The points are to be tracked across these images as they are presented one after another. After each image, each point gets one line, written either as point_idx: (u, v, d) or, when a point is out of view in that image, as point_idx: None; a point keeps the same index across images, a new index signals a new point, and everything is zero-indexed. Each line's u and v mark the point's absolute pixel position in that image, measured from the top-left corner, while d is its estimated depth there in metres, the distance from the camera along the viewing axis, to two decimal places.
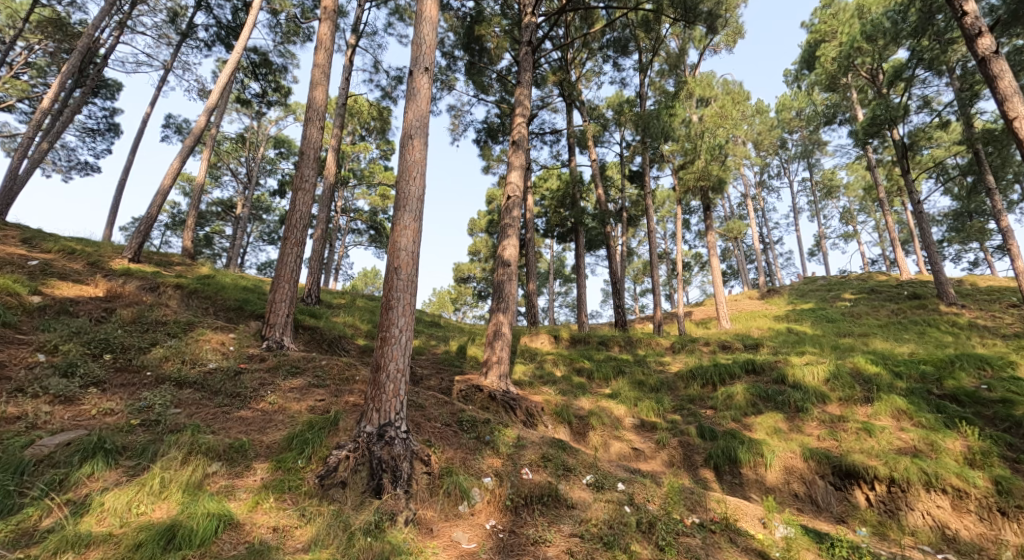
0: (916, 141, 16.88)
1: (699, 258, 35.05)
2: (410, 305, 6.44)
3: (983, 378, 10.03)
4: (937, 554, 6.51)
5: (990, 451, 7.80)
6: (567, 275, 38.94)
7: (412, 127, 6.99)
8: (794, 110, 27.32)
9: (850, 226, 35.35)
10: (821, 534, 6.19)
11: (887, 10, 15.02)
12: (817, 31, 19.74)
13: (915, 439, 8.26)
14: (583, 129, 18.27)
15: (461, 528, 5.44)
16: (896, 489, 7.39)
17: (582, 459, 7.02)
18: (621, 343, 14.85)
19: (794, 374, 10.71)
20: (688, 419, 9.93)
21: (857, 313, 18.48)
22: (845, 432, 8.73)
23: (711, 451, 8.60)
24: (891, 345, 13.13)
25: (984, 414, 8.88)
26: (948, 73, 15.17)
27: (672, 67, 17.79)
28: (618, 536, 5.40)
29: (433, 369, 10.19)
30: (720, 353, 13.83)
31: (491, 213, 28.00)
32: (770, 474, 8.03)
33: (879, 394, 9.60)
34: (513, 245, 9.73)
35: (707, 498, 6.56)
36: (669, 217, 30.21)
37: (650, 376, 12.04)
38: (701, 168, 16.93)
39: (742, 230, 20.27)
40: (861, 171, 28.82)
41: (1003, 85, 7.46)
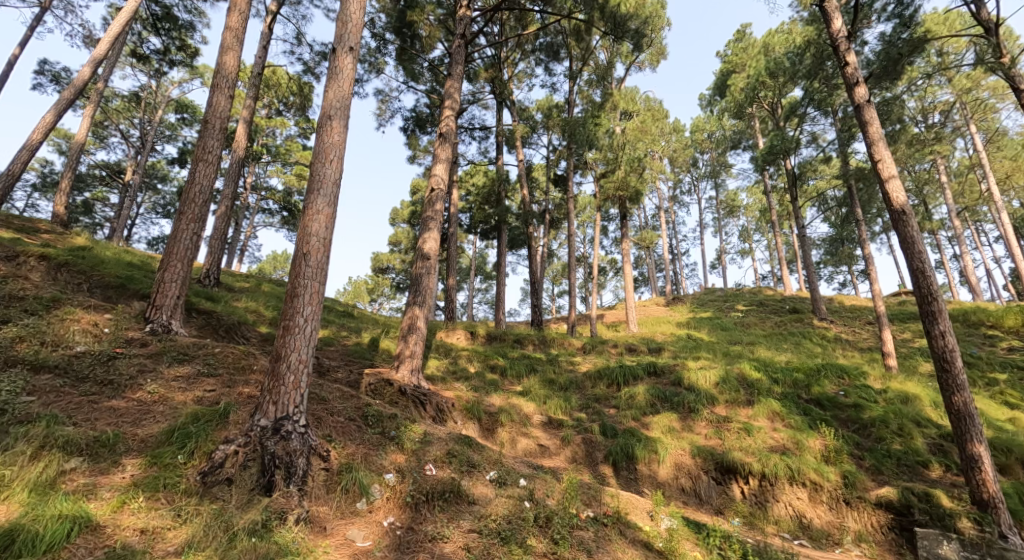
0: (804, 172, 18.71)
1: (614, 264, 36.54)
2: (318, 294, 6.18)
3: (842, 385, 11.38)
4: (795, 541, 7.31)
5: (843, 450, 8.85)
6: (488, 272, 39.10)
7: (331, 108, 6.72)
8: (706, 132, 29.29)
9: (747, 243, 38.53)
10: (700, 526, 6.70)
11: (788, 51, 16.56)
12: (730, 62, 21.33)
13: (785, 438, 9.22)
14: (512, 128, 18.46)
15: (357, 525, 5.30)
16: (765, 483, 8.18)
17: (487, 456, 7.10)
18: (535, 343, 15.16)
19: (689, 377, 11.53)
20: (592, 417, 10.38)
21: (747, 323, 20.21)
22: (728, 431, 9.55)
23: (611, 448, 9.05)
24: (772, 353, 14.53)
25: (841, 417, 10.07)
26: (833, 114, 16.97)
27: (600, 78, 18.41)
28: (515, 531, 5.54)
29: (341, 361, 9.84)
30: (625, 355, 14.58)
31: (414, 205, 27.47)
32: (662, 470, 8.62)
33: (758, 398, 10.59)
34: (434, 238, 9.61)
35: (602, 493, 6.92)
36: (588, 222, 31.22)
37: (560, 375, 12.41)
38: (620, 178, 17.72)
39: (653, 240, 21.37)
40: (759, 194, 31.54)
41: (871, 130, 8.48)
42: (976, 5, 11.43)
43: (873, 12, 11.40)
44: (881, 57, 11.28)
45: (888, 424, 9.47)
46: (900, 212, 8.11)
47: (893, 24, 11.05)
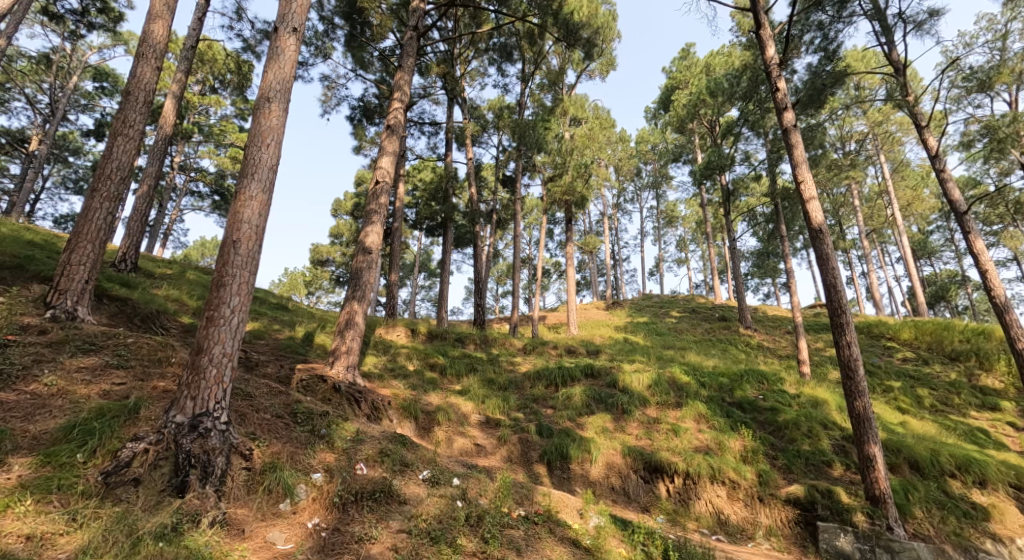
0: (736, 188, 19.75)
1: (558, 267, 37.10)
2: (247, 284, 5.89)
3: (762, 390, 12.09)
4: (713, 536, 7.71)
5: (760, 451, 9.41)
6: (432, 270, 38.67)
7: (270, 90, 6.43)
8: (650, 143, 30.34)
9: (684, 253, 40.23)
10: (626, 523, 6.91)
11: (727, 72, 17.42)
12: (674, 78, 22.16)
13: (709, 439, 9.70)
14: (462, 126, 18.35)
15: (279, 527, 5.08)
16: (689, 481, 8.57)
17: (422, 455, 6.98)
18: (477, 342, 15.12)
19: (624, 380, 11.88)
20: (529, 417, 10.48)
21: (680, 328, 21.11)
22: (657, 432, 9.94)
23: (546, 448, 9.20)
24: (701, 358, 15.25)
25: (759, 419, 10.72)
26: (764, 136, 18.01)
27: (552, 83, 18.64)
28: (445, 530, 5.49)
29: (271, 355, 9.42)
30: (565, 356, 14.85)
31: (358, 197, 26.73)
32: (594, 469, 8.85)
33: (686, 400, 11.07)
34: (377, 232, 9.38)
35: (534, 492, 6.99)
36: (534, 224, 31.51)
37: (500, 375, 12.44)
38: (567, 183, 18.00)
39: (596, 245, 21.87)
40: (696, 207, 33.00)
41: (796, 153, 9.07)
42: (890, 46, 12.51)
43: (801, 44, 12.22)
44: (807, 86, 12.12)
45: (800, 427, 10.17)
46: (817, 231, 8.72)
47: (819, 56, 11.92)
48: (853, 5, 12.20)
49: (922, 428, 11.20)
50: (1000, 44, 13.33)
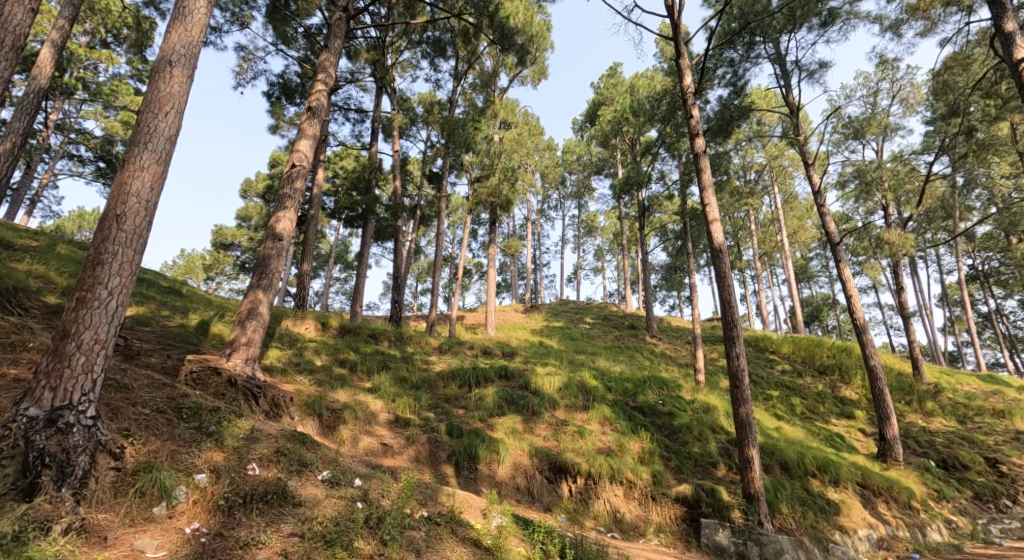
0: (651, 205, 20.80)
1: (479, 268, 37.12)
2: (130, 263, 5.31)
3: (662, 395, 12.79)
4: (608, 534, 8.01)
5: (656, 452, 9.94)
6: (349, 262, 37.24)
7: (173, 52, 5.85)
8: (576, 154, 31.18)
9: (600, 262, 41.77)
10: (527, 523, 6.98)
11: (649, 95, 18.33)
12: (601, 94, 22.94)
13: (611, 441, 10.08)
14: (390, 116, 17.84)
15: (149, 533, 4.61)
16: (590, 481, 8.86)
17: (322, 454, 6.63)
18: (391, 339, 14.69)
19: (535, 382, 12.06)
20: (440, 417, 10.32)
21: (591, 334, 21.87)
22: (564, 433, 10.17)
23: (454, 448, 9.12)
24: (609, 364, 15.87)
25: (658, 423, 11.32)
26: (678, 158, 19.13)
27: (484, 84, 18.60)
28: (342, 533, 5.21)
29: (157, 344, 8.57)
30: (480, 357, 14.84)
31: (271, 179, 25.17)
32: (501, 470, 8.89)
33: (593, 403, 11.45)
34: (290, 218, 8.81)
35: (438, 493, 6.86)
36: (458, 223, 31.35)
37: (413, 373, 12.19)
38: (494, 185, 18.03)
39: (518, 249, 22.09)
40: (615, 219, 34.39)
41: (704, 177, 9.68)
42: (788, 89, 13.79)
43: (715, 76, 13.13)
44: (717, 116, 13.05)
45: (692, 430, 10.86)
46: (718, 250, 9.37)
47: (729, 90, 12.87)
48: (760, 47, 13.34)
49: (793, 433, 12.37)
50: (874, 99, 15.17)
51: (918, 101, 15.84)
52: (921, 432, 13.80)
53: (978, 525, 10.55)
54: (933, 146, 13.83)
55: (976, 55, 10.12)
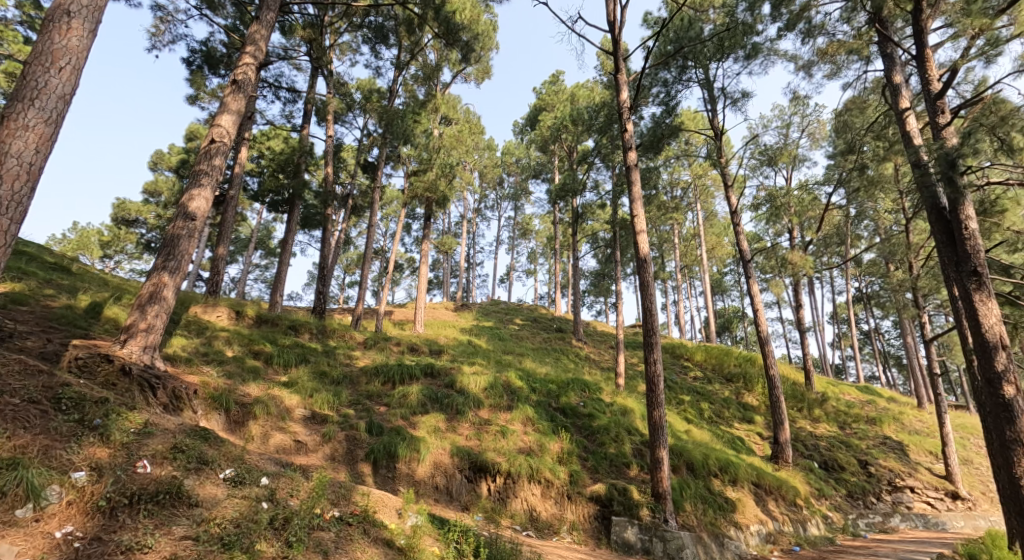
0: (584, 212, 21.35)
1: (411, 263, 36.43)
2: (4, 233, 4.70)
3: (584, 397, 13.12)
4: (524, 532, 8.09)
5: (575, 452, 10.17)
6: (271, 248, 35.30)
7: (71, 2, 5.27)
8: (515, 157, 31.31)
9: (532, 264, 42.29)
10: (443, 522, 6.88)
11: (588, 105, 18.80)
12: (542, 100, 23.26)
13: (532, 441, 10.21)
14: (325, 99, 17.08)
15: (9, 539, 4.14)
16: (509, 480, 8.92)
17: (226, 451, 6.19)
18: (313, 331, 14.06)
19: (461, 381, 11.97)
20: (360, 414, 9.99)
21: (519, 335, 22.08)
22: (487, 433, 10.17)
23: (373, 447, 8.85)
24: (535, 365, 16.07)
25: (578, 424, 11.62)
26: (612, 169, 19.75)
27: (426, 76, 18.25)
28: (242, 535, 4.88)
29: (37, 327, 7.66)
30: (406, 354, 14.54)
31: (188, 154, 23.33)
32: (420, 468, 8.75)
33: (517, 404, 11.54)
34: (205, 197, 8.18)
35: (352, 492, 6.60)
36: (392, 216, 30.62)
37: (334, 368, 11.73)
38: (431, 180, 17.74)
39: (451, 246, 21.85)
40: (549, 223, 34.95)
41: (634, 190, 10.04)
42: (713, 113, 14.65)
43: (649, 94, 13.70)
44: (649, 132, 13.62)
45: (609, 432, 11.23)
46: (643, 260, 9.74)
47: (661, 108, 13.46)
48: (691, 71, 14.06)
49: (701, 435, 13.11)
50: (786, 131, 16.45)
51: (823, 137, 17.32)
52: (809, 436, 15.09)
53: (849, 520, 11.71)
54: (832, 178, 15.17)
55: (872, 100, 11.22)
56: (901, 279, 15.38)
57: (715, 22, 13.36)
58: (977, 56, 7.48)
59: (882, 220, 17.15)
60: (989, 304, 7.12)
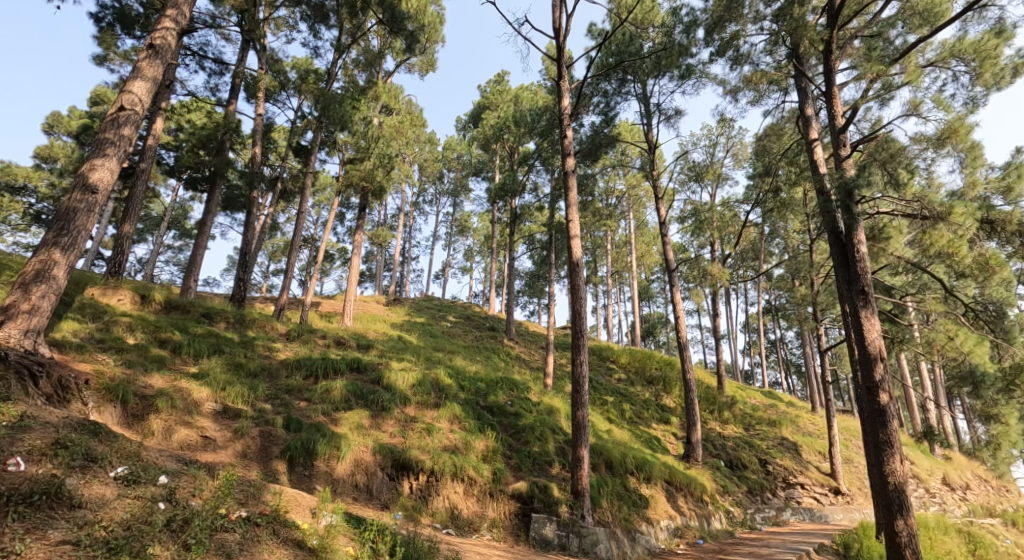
0: (523, 213, 21.51)
1: (343, 253, 35.21)
2: None
3: (511, 396, 13.24)
4: (443, 530, 8.04)
5: (499, 451, 10.25)
6: (187, 229, 32.90)
7: None
8: (456, 152, 30.99)
9: (469, 262, 42.10)
10: (360, 521, 6.68)
11: (531, 108, 19.00)
12: (486, 98, 23.22)
13: (457, 439, 10.19)
14: (256, 75, 16.17)
15: None
16: (432, 478, 8.86)
17: (121, 447, 5.73)
18: (229, 321, 13.26)
19: (388, 377, 11.70)
20: (277, 409, 9.54)
21: (451, 332, 21.94)
22: (412, 431, 10.03)
23: (289, 443, 8.49)
24: (466, 363, 16.02)
25: (504, 423, 11.74)
26: (552, 172, 20.05)
27: (367, 62, 17.69)
28: (132, 538, 4.50)
29: None
30: (332, 347, 14.04)
31: (92, 119, 21.24)
32: (339, 466, 8.51)
33: (444, 402, 11.45)
34: (109, 169, 7.49)
35: (262, 491, 6.26)
36: (325, 203, 29.48)
37: (251, 360, 11.13)
38: (367, 169, 17.21)
39: (386, 238, 21.30)
40: (487, 222, 34.94)
41: (572, 195, 10.26)
42: (648, 127, 15.29)
43: (590, 103, 14.08)
44: (588, 140, 13.98)
45: (534, 430, 11.42)
46: (575, 264, 9.99)
47: (601, 118, 13.86)
48: (631, 85, 14.60)
49: (621, 435, 13.62)
50: (713, 149, 17.44)
51: (745, 158, 18.51)
52: (718, 437, 16.09)
53: (748, 514, 12.59)
54: (751, 197, 16.24)
55: (788, 128, 12.19)
56: (805, 295, 16.74)
57: (654, 40, 13.94)
58: (875, 98, 8.28)
59: (792, 238, 18.57)
60: (873, 320, 7.91)
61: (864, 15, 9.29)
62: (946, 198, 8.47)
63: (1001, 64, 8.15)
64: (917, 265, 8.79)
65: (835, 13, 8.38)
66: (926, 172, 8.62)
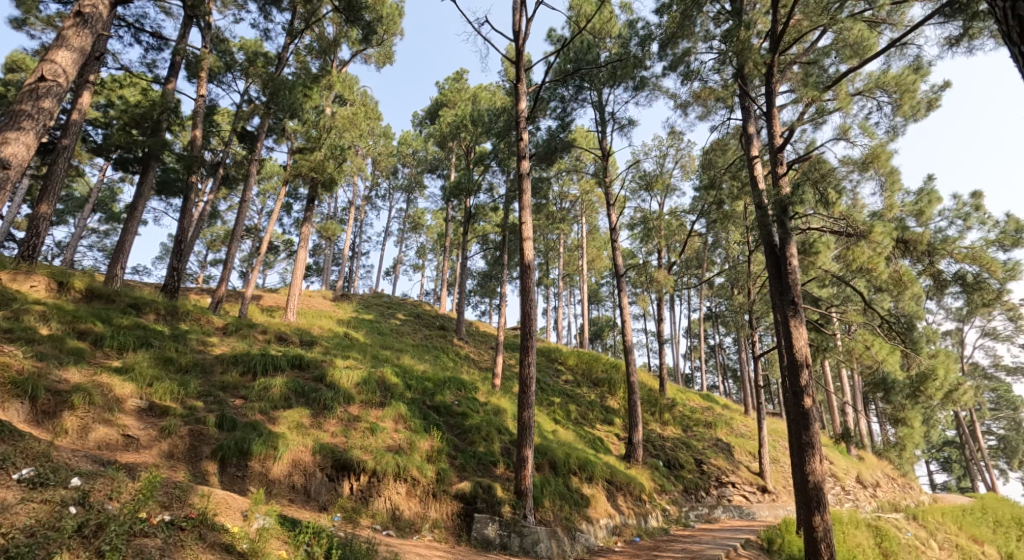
0: (477, 213, 21.38)
1: (288, 245, 33.93)
2: None
3: (459, 396, 13.15)
4: (383, 532, 7.87)
5: (444, 451, 10.15)
6: (116, 213, 30.75)
7: None
8: (411, 148, 30.54)
9: (421, 259, 41.59)
10: (295, 524, 6.42)
11: (489, 108, 18.97)
12: (444, 95, 23.01)
13: (401, 439, 10.01)
14: (199, 54, 15.34)
15: None
16: (374, 479, 8.66)
17: (28, 447, 5.29)
18: (160, 313, 12.50)
19: (331, 375, 11.36)
20: (209, 407, 9.07)
21: (400, 330, 21.60)
22: (354, 430, 9.77)
23: (221, 443, 8.09)
24: (413, 362, 15.77)
25: (450, 423, 11.64)
26: (507, 173, 20.05)
27: (321, 49, 17.13)
28: (35, 545, 4.15)
29: None
30: (273, 343, 13.49)
31: (9, 88, 19.49)
32: (276, 466, 8.18)
33: (389, 401, 11.23)
34: (27, 143, 6.87)
35: (189, 493, 5.91)
36: (271, 192, 28.34)
37: (183, 355, 10.52)
38: (318, 160, 16.67)
39: (335, 232, 20.67)
40: (440, 220, 34.60)
41: (525, 198, 10.30)
42: (603, 135, 15.58)
43: (547, 108, 14.21)
44: (544, 144, 14.09)
45: (480, 431, 11.40)
46: (527, 266, 10.03)
47: (557, 123, 14.01)
48: (587, 92, 14.85)
49: (565, 436, 13.79)
50: (664, 160, 17.98)
51: (693, 170, 19.19)
52: (658, 437, 16.59)
53: (682, 512, 13.02)
54: (697, 208, 16.86)
55: (732, 144, 12.75)
56: (743, 303, 17.53)
57: (611, 50, 14.24)
58: (810, 121, 8.76)
59: (734, 249, 19.41)
60: (801, 328, 8.35)
61: (802, 43, 9.85)
62: (869, 217, 9.08)
63: (918, 97, 8.83)
64: (842, 279, 9.38)
65: (777, 39, 8.81)
66: (852, 193, 9.20)
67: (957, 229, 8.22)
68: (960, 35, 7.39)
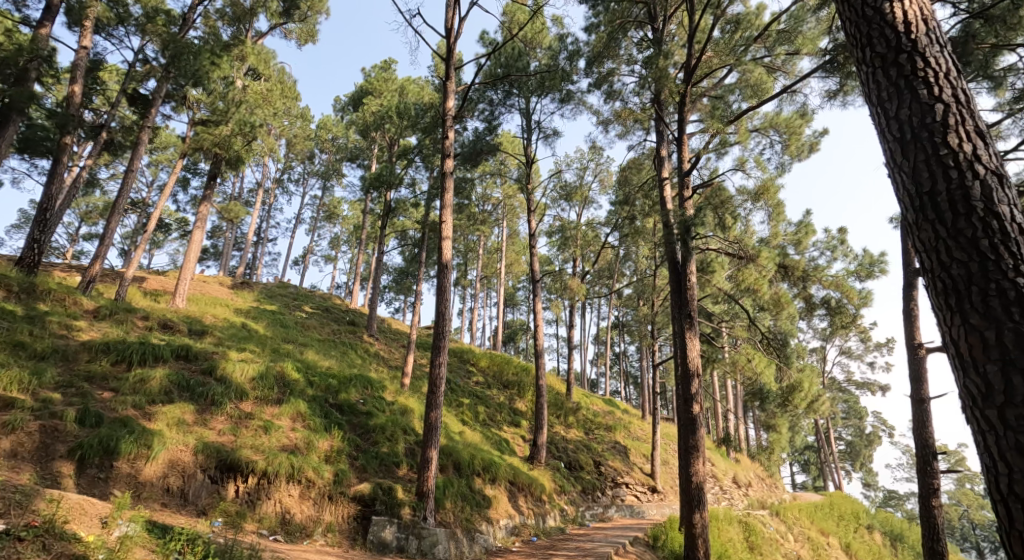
0: (397, 208, 20.53)
1: (183, 225, 31.04)
2: None
3: (364, 394, 12.61)
4: (270, 537, 7.30)
5: (344, 451, 9.68)
6: None
7: None
8: (331, 133, 29.13)
9: (333, 251, 39.78)
10: (168, 530, 5.77)
11: (416, 101, 18.50)
12: (369, 83, 22.17)
13: (298, 438, 9.40)
14: (84, 2, 13.58)
15: None
16: (263, 481, 8.03)
17: None
18: (13, 290, 10.85)
19: (223, 368, 10.44)
20: (70, 400, 7.98)
21: (306, 324, 20.45)
22: (245, 428, 9.04)
23: (81, 441, 7.13)
24: (318, 357, 14.94)
25: (353, 422, 11.12)
26: (430, 170, 19.60)
27: (235, 16, 15.82)
28: None
29: None
30: (156, 331, 12.19)
31: None
32: (148, 467, 7.36)
33: (288, 398, 10.53)
34: None
35: (34, 498, 5.10)
36: (167, 165, 25.78)
37: (39, 340, 9.19)
38: (222, 135, 15.32)
39: (239, 214, 19.13)
40: (358, 211, 33.31)
41: (446, 198, 10.07)
42: (528, 142, 15.73)
43: (474, 108, 14.11)
44: (469, 144, 13.96)
45: (384, 431, 11.00)
46: (444, 267, 9.83)
47: (483, 125, 13.95)
48: (515, 98, 14.94)
49: (472, 437, 13.70)
50: (584, 172, 18.52)
51: (610, 184, 19.94)
52: (562, 440, 16.97)
53: (579, 512, 13.39)
54: (613, 220, 17.50)
55: (647, 163, 13.38)
56: (648, 313, 18.43)
57: (540, 60, 14.43)
58: (714, 151, 9.37)
59: (643, 263, 20.38)
60: (694, 340, 8.87)
61: (713, 77, 10.53)
62: (758, 243, 9.87)
63: (803, 140, 9.76)
64: (731, 296, 10.12)
65: (690, 71, 9.34)
66: (745, 220, 9.95)
67: (827, 259, 9.16)
68: (837, 90, 8.26)
